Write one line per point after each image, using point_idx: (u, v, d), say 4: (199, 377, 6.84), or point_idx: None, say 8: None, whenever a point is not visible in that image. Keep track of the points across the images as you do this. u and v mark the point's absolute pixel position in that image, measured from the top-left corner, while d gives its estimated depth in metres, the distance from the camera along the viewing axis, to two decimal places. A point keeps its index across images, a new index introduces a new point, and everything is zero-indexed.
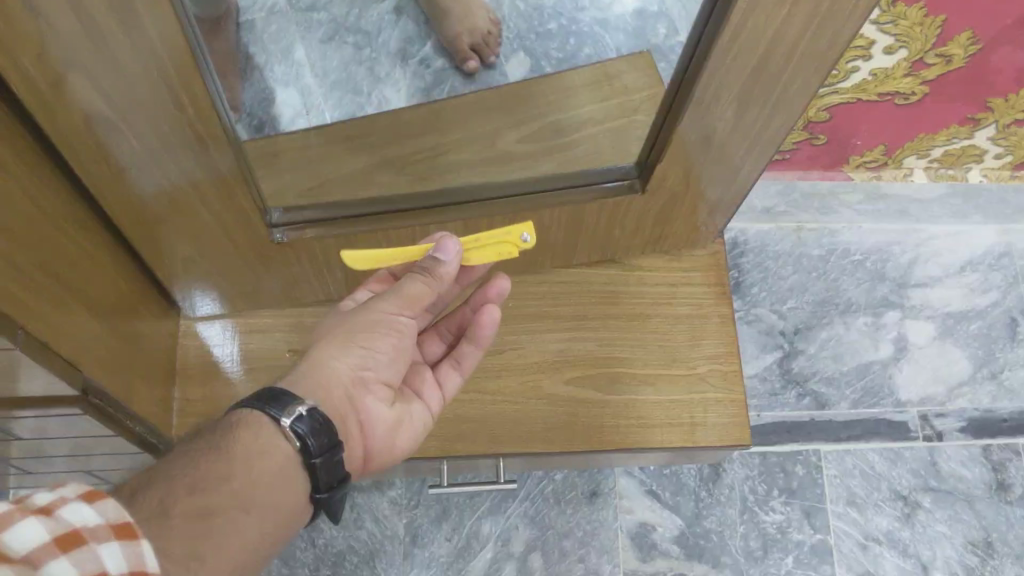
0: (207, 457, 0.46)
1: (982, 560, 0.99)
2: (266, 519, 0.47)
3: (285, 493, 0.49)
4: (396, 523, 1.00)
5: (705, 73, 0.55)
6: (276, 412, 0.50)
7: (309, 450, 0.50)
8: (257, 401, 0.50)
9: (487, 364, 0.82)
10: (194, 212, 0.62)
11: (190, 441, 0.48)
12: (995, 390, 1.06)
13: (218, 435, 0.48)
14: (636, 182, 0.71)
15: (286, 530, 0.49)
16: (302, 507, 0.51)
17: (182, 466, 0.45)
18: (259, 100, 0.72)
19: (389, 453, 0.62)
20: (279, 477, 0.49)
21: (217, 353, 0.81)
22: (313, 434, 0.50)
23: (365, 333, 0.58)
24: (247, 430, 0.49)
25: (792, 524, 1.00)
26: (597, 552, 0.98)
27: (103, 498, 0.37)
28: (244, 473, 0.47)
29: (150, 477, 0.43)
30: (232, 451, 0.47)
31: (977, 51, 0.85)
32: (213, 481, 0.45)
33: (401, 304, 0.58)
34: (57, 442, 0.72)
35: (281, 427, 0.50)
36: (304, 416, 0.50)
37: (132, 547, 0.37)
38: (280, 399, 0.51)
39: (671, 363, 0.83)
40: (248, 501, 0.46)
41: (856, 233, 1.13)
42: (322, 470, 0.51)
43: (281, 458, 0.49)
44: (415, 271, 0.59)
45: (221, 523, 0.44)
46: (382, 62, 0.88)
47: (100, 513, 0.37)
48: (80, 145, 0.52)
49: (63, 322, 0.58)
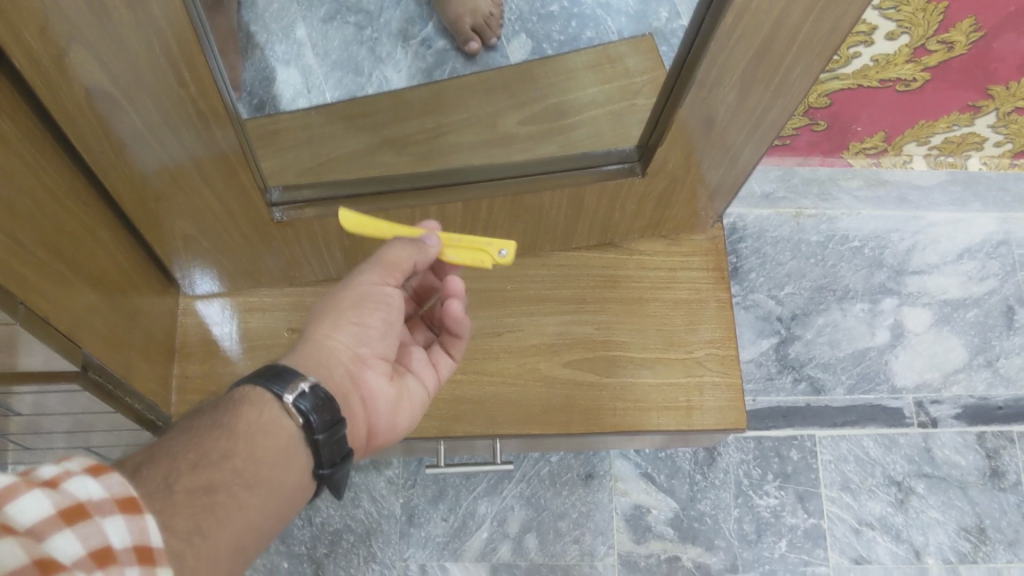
0: (208, 434, 0.47)
1: (975, 546, 1.00)
2: (268, 496, 0.47)
3: (288, 470, 0.49)
4: (393, 503, 1.00)
5: (707, 56, 0.55)
6: (279, 389, 0.50)
7: (312, 426, 0.50)
8: (259, 378, 0.51)
9: (486, 345, 0.82)
10: (195, 189, 0.62)
11: (194, 418, 0.48)
12: (991, 377, 1.07)
13: (221, 411, 0.49)
14: (637, 165, 0.71)
15: (290, 508, 0.50)
16: (306, 484, 0.51)
17: (185, 443, 0.46)
18: (261, 78, 0.72)
19: (392, 430, 0.62)
20: (281, 455, 0.49)
21: (216, 332, 0.82)
22: (315, 411, 0.51)
23: (354, 308, 0.58)
24: (251, 407, 0.49)
25: (786, 507, 1.00)
26: (592, 534, 0.99)
27: (109, 472, 0.38)
28: (246, 450, 0.47)
29: (153, 453, 0.44)
30: (235, 428, 0.48)
31: (980, 38, 0.85)
32: (215, 459, 0.46)
33: (383, 272, 0.58)
34: (58, 417, 0.72)
35: (284, 404, 0.50)
36: (307, 392, 0.51)
37: (136, 521, 0.37)
38: (283, 376, 0.51)
39: (669, 346, 0.83)
40: (251, 478, 0.46)
41: (856, 220, 1.13)
42: (326, 447, 0.51)
43: (285, 436, 0.49)
44: (397, 241, 0.59)
45: (224, 499, 0.44)
46: (383, 43, 0.88)
47: (104, 488, 0.37)
48: (82, 122, 0.52)
49: (63, 298, 0.59)
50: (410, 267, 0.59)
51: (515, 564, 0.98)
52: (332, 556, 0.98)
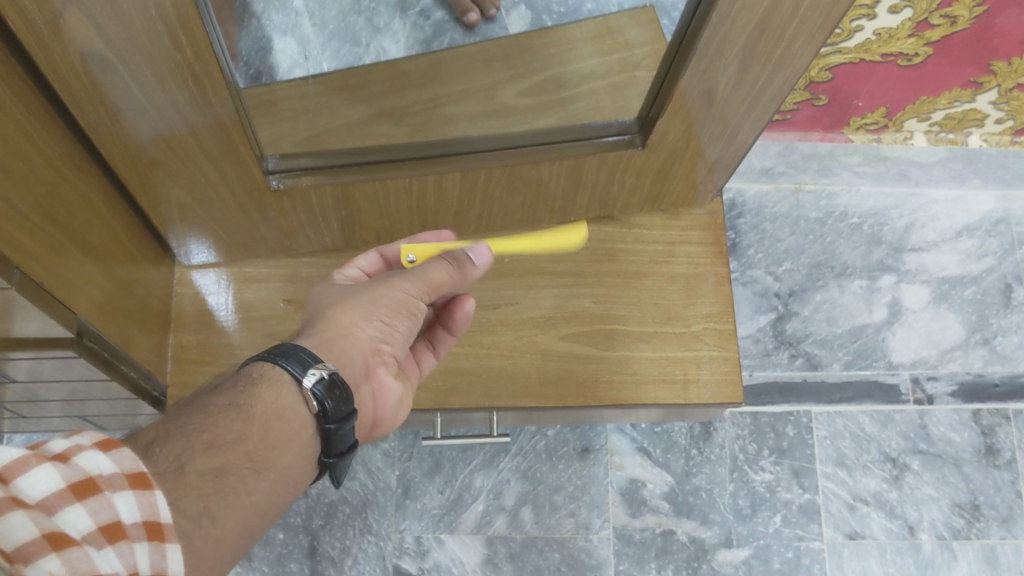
0: (225, 415, 0.46)
1: (969, 522, 1.00)
2: (275, 481, 0.47)
3: (296, 456, 0.49)
4: (389, 476, 1.00)
5: (710, 26, 0.54)
6: (298, 372, 0.50)
7: (326, 413, 0.50)
8: (278, 358, 0.50)
9: (483, 318, 0.82)
10: (192, 157, 0.62)
11: (211, 395, 0.47)
12: (987, 355, 1.07)
13: (239, 391, 0.48)
14: (637, 138, 0.72)
15: (297, 485, 0.49)
16: (310, 471, 0.50)
17: (199, 422, 0.45)
18: (257, 47, 0.66)
19: (394, 422, 0.63)
20: (293, 441, 0.49)
21: (212, 302, 0.81)
22: (330, 396, 0.50)
23: (387, 310, 0.57)
24: (268, 389, 0.49)
25: (781, 483, 1.01)
26: (587, 507, 0.99)
27: (119, 447, 0.38)
28: (261, 435, 0.47)
29: (167, 431, 0.44)
30: (252, 411, 0.47)
31: (983, 13, 0.84)
32: (230, 441, 0.45)
33: (422, 288, 0.57)
34: (54, 385, 0.73)
35: (302, 388, 0.50)
36: (323, 378, 0.50)
37: (146, 497, 0.38)
38: (301, 359, 0.51)
39: (666, 321, 0.83)
40: (262, 463, 0.46)
41: (855, 197, 1.12)
42: (335, 435, 0.51)
43: (296, 421, 0.49)
44: (442, 258, 0.58)
45: (235, 483, 0.44)
46: (380, 12, 0.79)
47: (114, 462, 0.38)
48: (76, 85, 0.51)
49: (58, 265, 0.58)
50: (444, 288, 0.58)
51: (510, 537, 0.98)
52: (328, 528, 0.98)
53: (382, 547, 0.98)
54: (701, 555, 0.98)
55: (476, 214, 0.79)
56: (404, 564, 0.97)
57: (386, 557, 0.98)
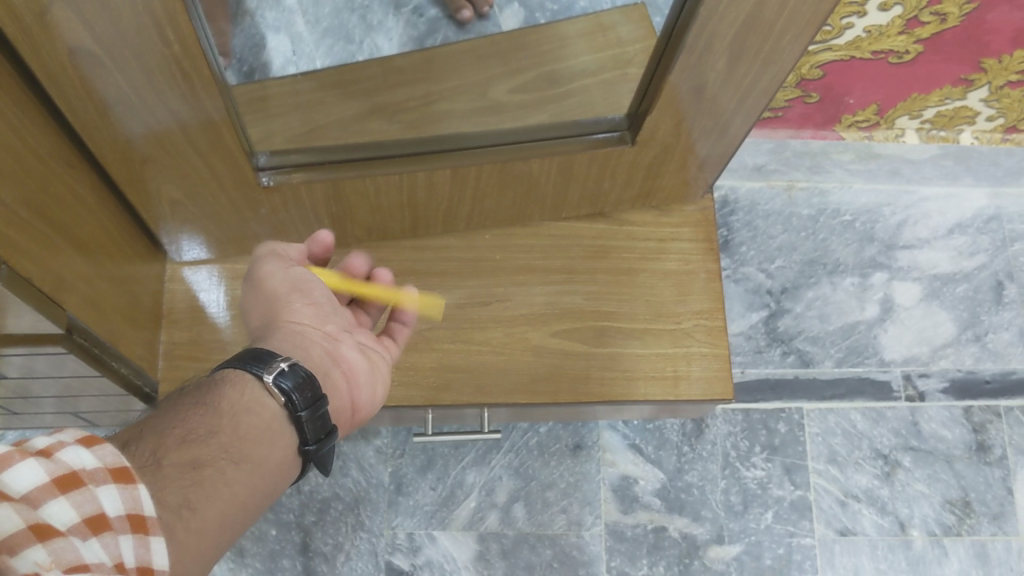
0: (193, 410, 0.47)
1: (960, 519, 1.01)
2: (254, 472, 0.47)
3: (272, 447, 0.49)
4: (382, 472, 1.00)
5: (698, 22, 0.55)
6: (259, 370, 0.50)
7: (294, 405, 0.50)
8: (239, 361, 0.51)
9: (475, 315, 0.82)
10: (181, 152, 0.62)
11: (178, 398, 0.48)
12: (979, 352, 1.07)
13: (205, 391, 0.48)
14: (627, 134, 0.71)
15: (277, 481, 0.49)
16: (292, 461, 0.50)
17: (171, 420, 0.46)
18: (251, 44, 0.67)
19: (373, 402, 0.62)
20: (266, 431, 0.49)
21: (204, 299, 0.81)
22: (297, 390, 0.50)
23: (295, 290, 0.60)
24: (233, 387, 0.49)
25: (773, 480, 1.01)
26: (580, 503, 1.00)
27: (102, 442, 0.38)
28: (231, 427, 0.47)
29: (141, 430, 0.44)
30: (220, 407, 0.48)
31: (973, 10, 0.84)
32: (202, 434, 0.46)
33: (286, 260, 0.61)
34: (46, 381, 0.73)
35: (266, 384, 0.50)
36: (286, 371, 0.50)
37: (130, 491, 0.38)
38: (263, 358, 0.51)
39: (657, 317, 0.83)
40: (237, 454, 0.46)
41: (847, 194, 1.13)
42: (309, 423, 0.51)
43: (267, 415, 0.49)
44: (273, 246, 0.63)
45: (212, 474, 0.44)
46: (374, 9, 0.79)
47: (97, 458, 0.38)
48: (65, 79, 0.51)
49: (46, 260, 0.58)
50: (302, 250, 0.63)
51: (503, 533, 0.98)
52: (320, 525, 0.98)
53: (374, 544, 0.98)
54: (693, 551, 0.98)
55: (466, 211, 0.79)
56: (397, 560, 0.98)
57: (379, 554, 0.98)
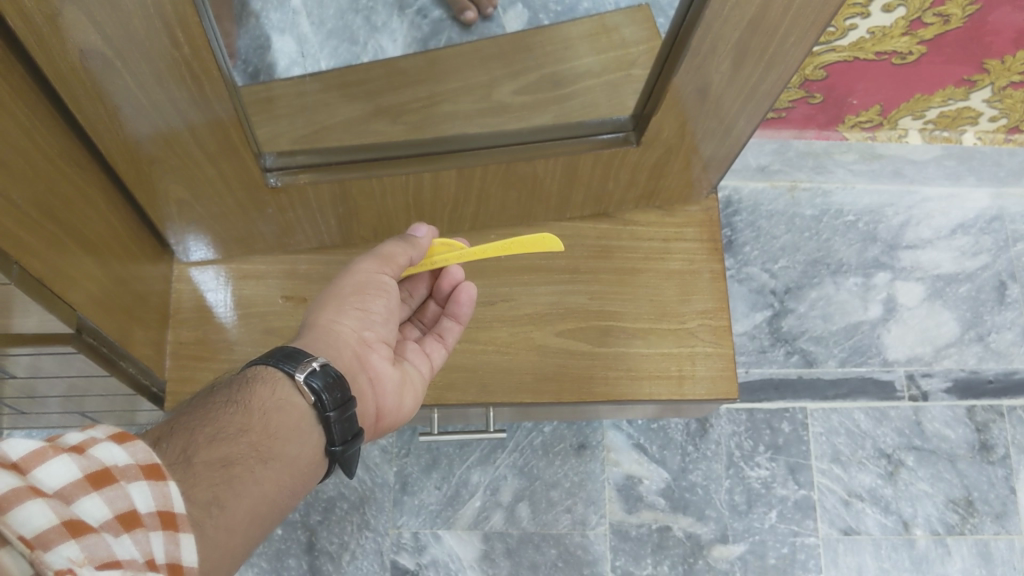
0: (224, 409, 0.47)
1: (963, 518, 1.01)
2: (283, 472, 0.48)
3: (300, 446, 0.49)
4: (387, 472, 1.01)
5: (703, 23, 0.55)
6: (291, 368, 0.51)
7: (323, 404, 0.50)
8: (272, 358, 0.51)
9: (481, 314, 0.83)
10: (189, 153, 0.62)
11: (208, 395, 0.49)
12: (982, 351, 1.08)
13: (235, 389, 0.49)
14: (632, 135, 0.72)
15: (303, 482, 0.50)
16: (318, 461, 0.51)
17: (201, 418, 0.46)
18: (256, 46, 0.65)
19: (399, 412, 0.63)
20: (295, 430, 0.49)
21: (211, 299, 0.82)
22: (326, 390, 0.50)
23: (358, 294, 0.60)
24: (263, 385, 0.49)
25: (777, 479, 1.01)
26: (584, 503, 1.00)
27: (134, 440, 0.40)
28: (261, 425, 0.48)
29: (172, 427, 0.45)
30: (249, 405, 0.48)
31: (976, 11, 0.84)
32: (232, 432, 0.46)
33: (381, 262, 0.60)
34: (54, 381, 0.73)
35: (296, 382, 0.50)
36: (317, 370, 0.51)
37: (160, 488, 0.39)
38: (295, 356, 0.51)
39: (662, 317, 0.83)
40: (266, 452, 0.47)
41: (850, 194, 1.14)
42: (337, 424, 0.51)
43: (296, 414, 0.50)
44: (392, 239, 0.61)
45: (241, 472, 0.45)
46: (377, 10, 0.75)
47: (128, 454, 0.39)
48: (75, 80, 0.52)
49: (58, 262, 0.59)
50: (405, 261, 0.61)
51: (507, 533, 0.99)
52: (325, 524, 0.98)
53: (380, 543, 0.98)
54: (696, 550, 0.99)
55: (471, 211, 0.79)
56: (402, 560, 0.98)
57: (384, 553, 0.98)
